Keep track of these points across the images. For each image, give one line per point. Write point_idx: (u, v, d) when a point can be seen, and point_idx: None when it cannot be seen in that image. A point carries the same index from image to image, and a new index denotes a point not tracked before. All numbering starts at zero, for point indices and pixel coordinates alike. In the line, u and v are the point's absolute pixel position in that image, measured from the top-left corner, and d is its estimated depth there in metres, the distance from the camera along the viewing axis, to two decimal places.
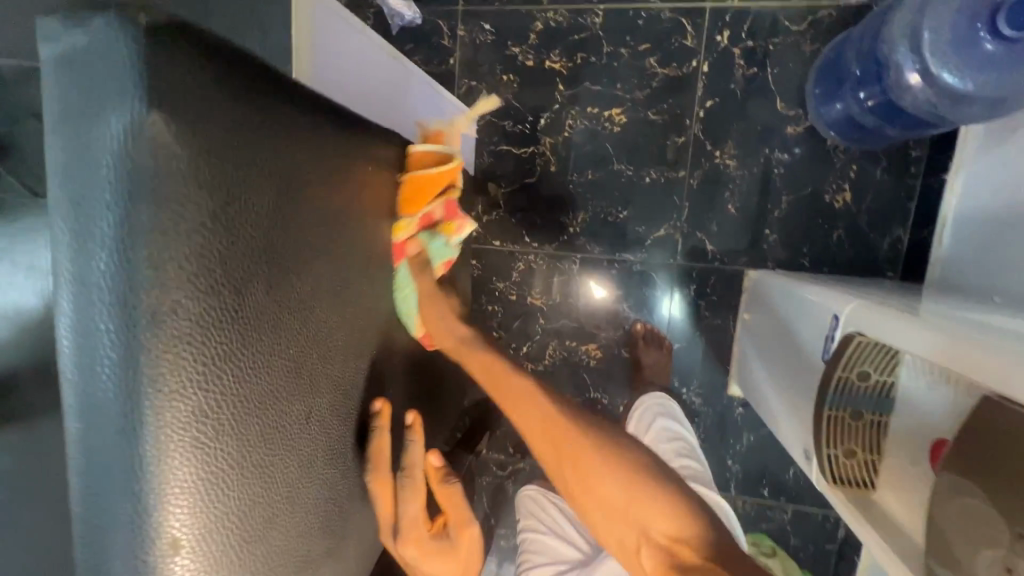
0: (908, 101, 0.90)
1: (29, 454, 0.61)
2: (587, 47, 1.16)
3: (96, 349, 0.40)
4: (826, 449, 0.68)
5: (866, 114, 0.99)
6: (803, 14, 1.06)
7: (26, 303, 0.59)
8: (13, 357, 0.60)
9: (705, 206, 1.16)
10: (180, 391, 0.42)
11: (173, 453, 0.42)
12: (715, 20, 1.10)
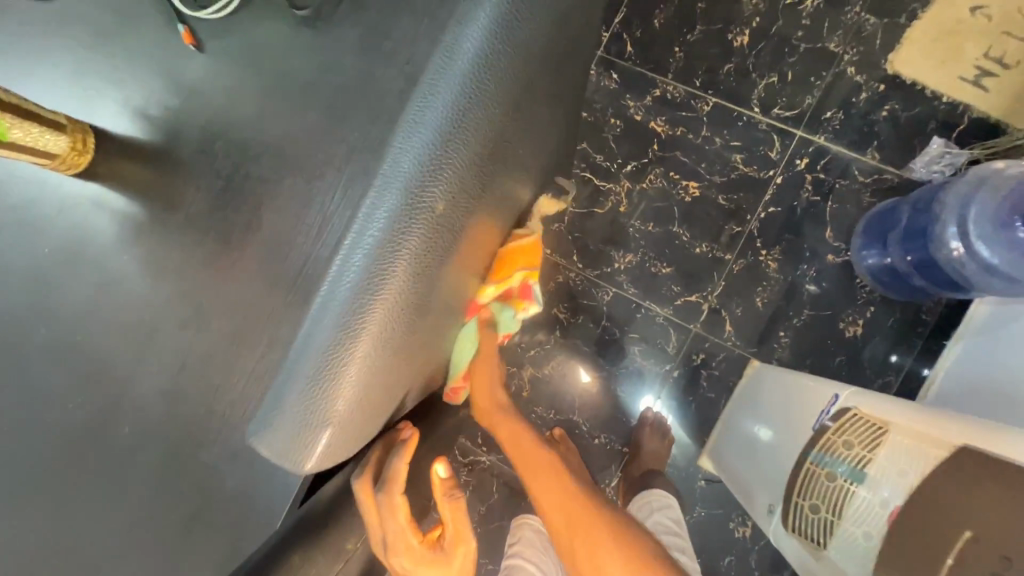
0: (948, 256, 1.07)
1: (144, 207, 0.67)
2: (690, 124, 1.33)
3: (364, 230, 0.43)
4: (796, 499, 0.78)
5: (904, 263, 1.15)
6: (871, 171, 1.25)
7: (203, 84, 0.67)
8: (175, 125, 0.68)
9: (737, 292, 1.29)
10: (409, 263, 0.44)
11: (376, 322, 0.43)
12: (801, 147, 1.28)
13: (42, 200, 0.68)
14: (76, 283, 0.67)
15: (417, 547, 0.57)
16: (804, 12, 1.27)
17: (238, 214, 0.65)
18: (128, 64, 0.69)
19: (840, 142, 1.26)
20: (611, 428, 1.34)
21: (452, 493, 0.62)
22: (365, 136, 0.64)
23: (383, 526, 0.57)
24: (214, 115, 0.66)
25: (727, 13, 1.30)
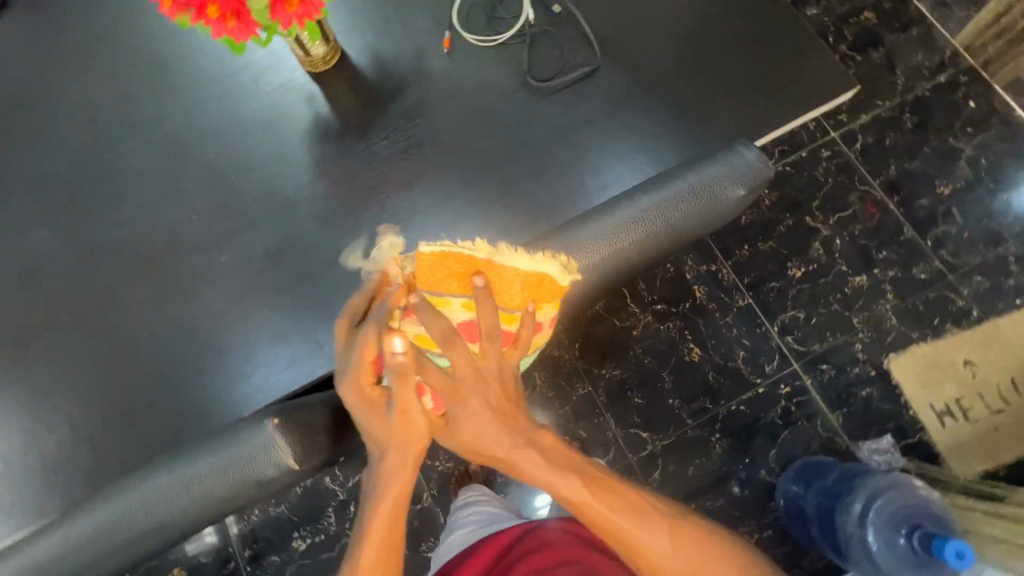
0: (843, 523, 1.26)
1: (350, 137, 1.03)
2: (721, 306, 1.54)
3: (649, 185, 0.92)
4: None
5: (810, 509, 1.33)
6: (830, 430, 1.44)
7: (441, 98, 1.04)
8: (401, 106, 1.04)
9: (678, 451, 1.46)
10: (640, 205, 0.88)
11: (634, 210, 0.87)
12: (790, 376, 1.48)
13: (294, 91, 1.07)
14: (287, 149, 1.04)
15: (374, 405, 0.74)
16: (849, 283, 1.53)
17: (398, 179, 1.01)
18: (402, 54, 1.06)
19: (820, 393, 1.47)
20: (516, 493, 1.46)
21: (395, 367, 0.69)
22: None
23: (349, 381, 0.74)
24: (430, 118, 1.03)
25: (795, 247, 1.56)
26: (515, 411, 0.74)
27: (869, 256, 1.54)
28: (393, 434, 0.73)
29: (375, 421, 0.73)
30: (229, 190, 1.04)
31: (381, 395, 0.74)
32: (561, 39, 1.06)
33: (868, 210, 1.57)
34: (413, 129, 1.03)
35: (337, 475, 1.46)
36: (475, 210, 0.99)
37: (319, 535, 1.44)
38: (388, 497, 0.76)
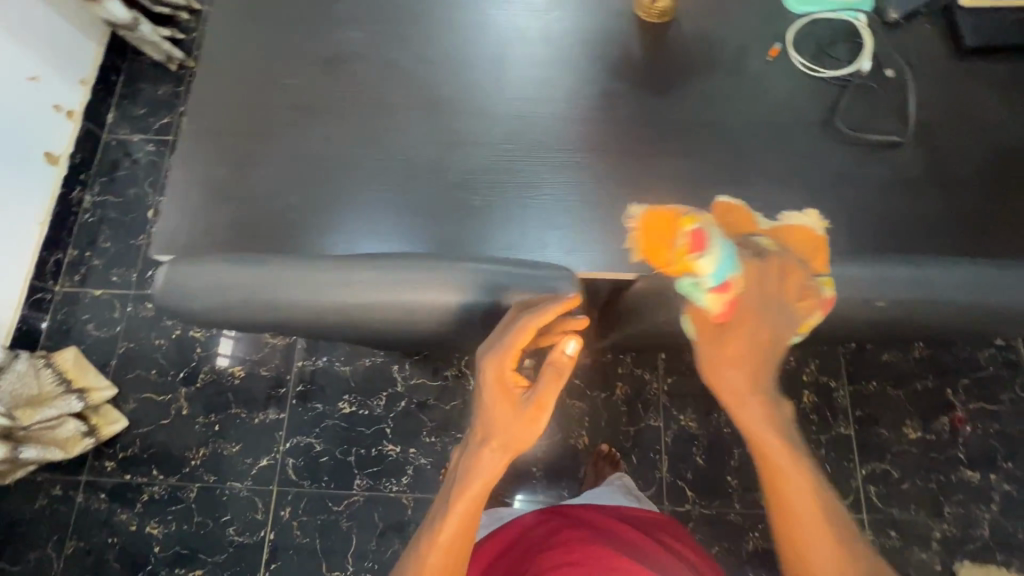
0: None
1: (632, 55, 0.92)
2: (820, 422, 1.49)
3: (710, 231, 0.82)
4: None
5: None
6: None
7: (750, 64, 0.90)
8: (703, 50, 0.92)
9: (711, 526, 1.42)
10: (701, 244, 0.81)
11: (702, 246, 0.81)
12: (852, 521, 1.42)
13: None
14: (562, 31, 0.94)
15: (506, 393, 0.69)
16: (958, 473, 1.45)
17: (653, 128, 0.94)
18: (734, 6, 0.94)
19: None
20: (546, 476, 1.46)
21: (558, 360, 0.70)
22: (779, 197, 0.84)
23: (499, 360, 0.67)
24: (726, 76, 0.90)
25: (922, 409, 1.49)
26: (739, 399, 0.73)
27: (991, 459, 1.45)
28: (515, 429, 0.69)
29: (504, 405, 0.68)
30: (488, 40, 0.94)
31: (519, 384, 0.69)
32: (907, 81, 0.91)
33: (1013, 415, 1.48)
34: (706, 72, 0.91)
35: (404, 368, 1.52)
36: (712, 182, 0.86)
37: (365, 409, 1.50)
38: (472, 486, 0.71)
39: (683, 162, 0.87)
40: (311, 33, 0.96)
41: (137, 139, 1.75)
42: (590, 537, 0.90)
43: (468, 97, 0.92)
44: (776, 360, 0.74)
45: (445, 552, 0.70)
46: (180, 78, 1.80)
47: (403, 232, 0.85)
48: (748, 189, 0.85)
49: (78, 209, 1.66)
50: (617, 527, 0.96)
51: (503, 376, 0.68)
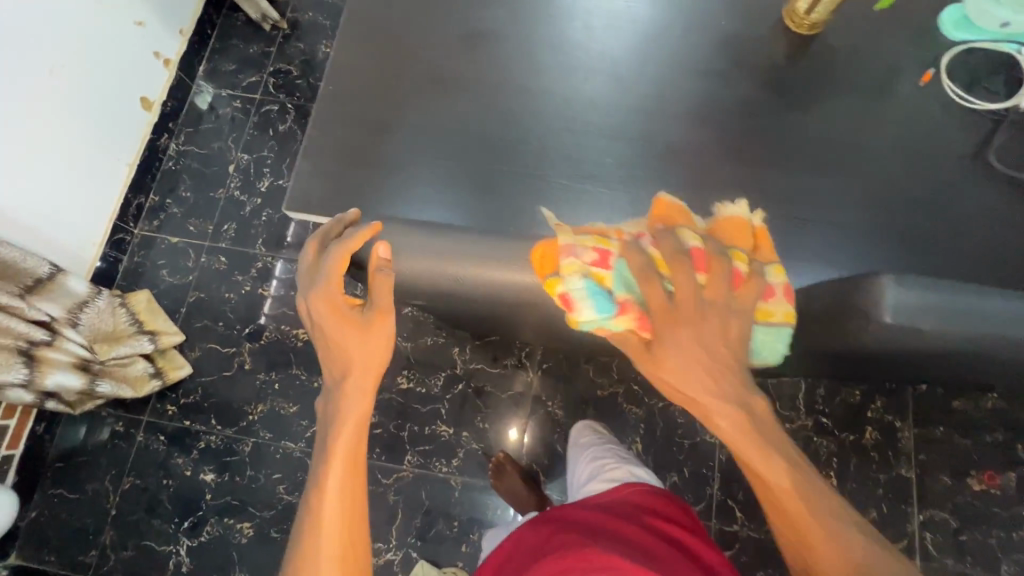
0: None
1: (774, 62, 0.89)
2: (881, 461, 1.46)
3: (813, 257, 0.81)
4: None
5: None
6: None
7: (897, 88, 0.88)
8: (850, 66, 0.89)
9: (759, 551, 1.39)
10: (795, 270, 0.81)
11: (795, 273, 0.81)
12: None
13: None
14: (703, 31, 0.92)
15: (341, 316, 0.72)
16: None
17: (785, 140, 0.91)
18: (885, 25, 0.91)
19: None
20: None
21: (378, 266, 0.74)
22: (918, 227, 0.81)
23: (323, 288, 0.72)
24: (871, 97, 0.87)
25: (990, 462, 1.44)
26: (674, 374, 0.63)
27: None
28: (357, 348, 0.72)
29: (343, 326, 0.72)
30: (627, 31, 0.92)
31: (352, 304, 0.74)
32: None
33: None
34: (851, 91, 0.88)
35: (465, 351, 1.52)
36: (850, 202, 0.83)
37: (422, 387, 1.51)
38: (345, 428, 0.72)
39: (820, 181, 0.84)
40: (446, 3, 0.94)
41: (225, 94, 1.77)
42: (587, 539, 0.77)
43: (603, 87, 0.89)
44: (743, 348, 0.65)
45: (342, 493, 0.69)
46: (271, 38, 1.82)
47: (476, 209, 0.84)
48: (886, 217, 0.82)
49: (163, 156, 1.69)
50: (620, 526, 0.82)
51: (336, 301, 0.72)
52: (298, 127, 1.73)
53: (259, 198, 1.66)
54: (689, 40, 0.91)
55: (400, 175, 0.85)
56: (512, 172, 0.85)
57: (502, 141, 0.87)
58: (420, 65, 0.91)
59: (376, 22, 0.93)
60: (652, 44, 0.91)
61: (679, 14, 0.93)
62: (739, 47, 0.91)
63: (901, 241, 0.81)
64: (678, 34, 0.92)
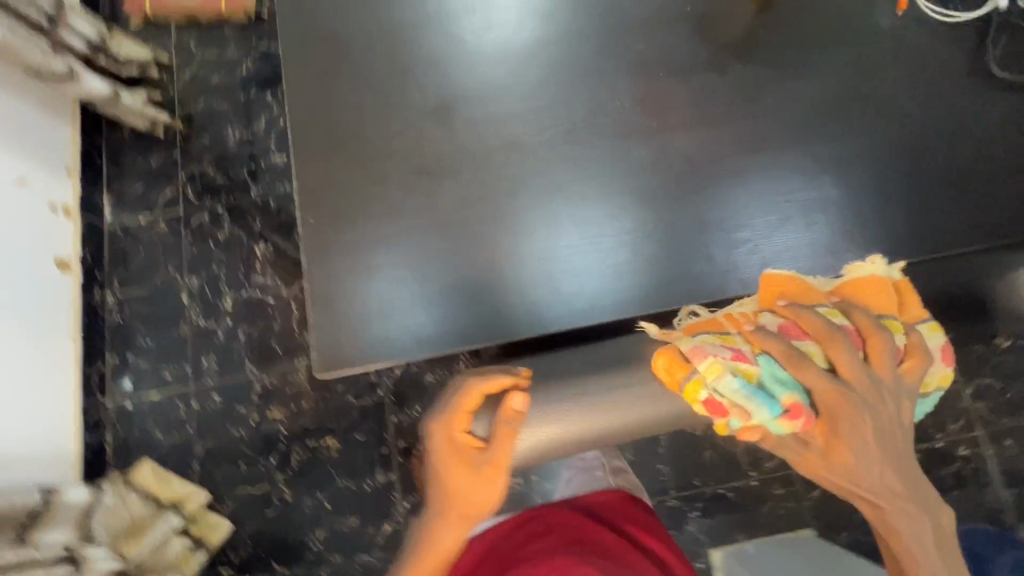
0: None
1: (748, 35, 0.85)
2: None
3: (821, 242, 0.79)
4: None
5: None
6: (998, 502, 1.41)
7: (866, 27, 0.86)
8: (817, 18, 0.86)
9: None
10: (806, 264, 0.79)
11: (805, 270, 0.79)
12: (972, 440, 1.44)
13: None
14: (669, 19, 0.85)
15: (459, 458, 0.68)
16: None
17: None
18: None
19: (996, 464, 1.43)
20: (677, 472, 1.42)
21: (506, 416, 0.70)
22: (928, 160, 0.82)
23: (443, 416, 0.71)
24: (846, 43, 0.85)
25: None
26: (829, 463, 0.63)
27: None
28: (457, 494, 0.68)
29: (459, 472, 0.68)
30: (594, 41, 0.83)
31: (474, 445, 0.70)
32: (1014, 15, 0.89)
33: None
34: (826, 42, 0.85)
35: None
36: (862, 156, 0.82)
37: None
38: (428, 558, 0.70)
39: (835, 145, 0.82)
40: (386, 70, 0.81)
41: (144, 220, 1.58)
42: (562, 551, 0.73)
43: (593, 116, 0.81)
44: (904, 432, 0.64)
45: None
46: (171, 143, 1.63)
47: (452, 299, 0.76)
48: (904, 164, 0.82)
49: (103, 312, 1.49)
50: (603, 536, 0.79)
51: (456, 440, 0.70)
52: (239, 229, 1.58)
53: (228, 319, 1.51)
54: (659, 32, 0.84)
55: (388, 289, 0.76)
56: (533, 244, 0.78)
57: (514, 216, 0.78)
58: (394, 158, 0.78)
59: (321, 121, 0.79)
60: (624, 49, 0.83)
61: (638, 7, 0.85)
62: (708, 27, 0.85)
63: (926, 183, 0.81)
64: (645, 28, 0.84)
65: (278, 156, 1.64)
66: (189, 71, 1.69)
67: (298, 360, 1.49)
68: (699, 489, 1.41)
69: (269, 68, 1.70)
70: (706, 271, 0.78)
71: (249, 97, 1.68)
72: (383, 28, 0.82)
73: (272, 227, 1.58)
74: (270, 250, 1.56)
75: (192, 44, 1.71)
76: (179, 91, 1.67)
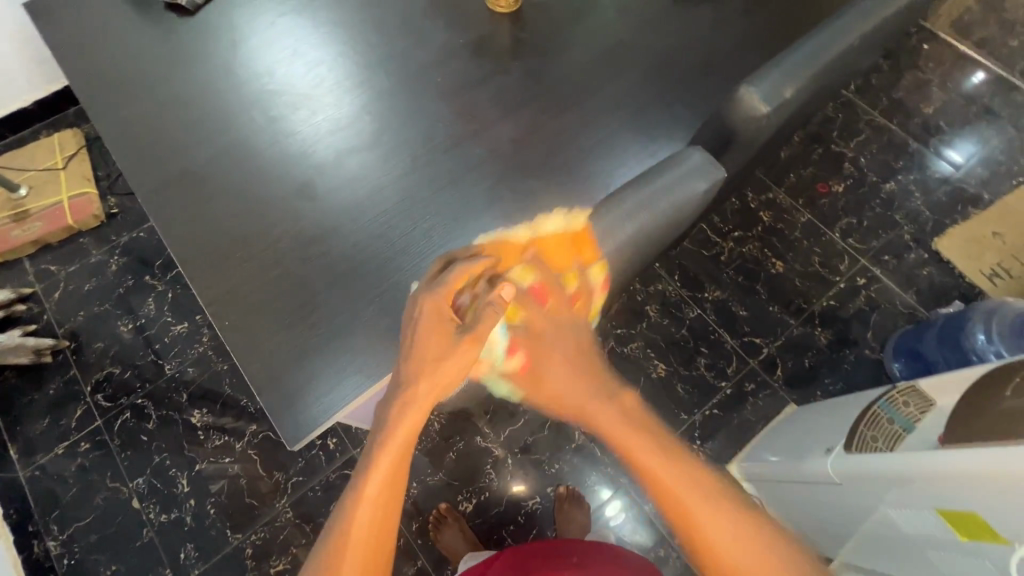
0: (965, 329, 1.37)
1: (511, 35, 1.03)
2: (787, 224, 1.75)
3: (637, 150, 0.94)
4: (863, 428, 1.03)
5: (930, 350, 1.45)
6: (909, 306, 1.63)
7: None
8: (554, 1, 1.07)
9: (791, 349, 1.60)
10: (633, 167, 0.93)
11: (632, 170, 0.93)
12: (862, 270, 1.69)
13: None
14: (444, 50, 1.02)
15: (438, 326, 0.71)
16: (884, 189, 1.78)
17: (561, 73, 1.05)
18: None
19: (890, 278, 1.67)
20: (663, 415, 1.53)
21: (494, 299, 0.71)
22: (686, 57, 1.01)
23: (433, 288, 0.71)
24: (583, 9, 1.06)
25: (831, 169, 1.81)
26: (574, 356, 0.76)
27: (892, 166, 1.81)
28: (452, 356, 0.71)
29: (439, 341, 0.70)
30: (397, 90, 0.98)
31: (452, 319, 0.72)
32: None
33: (877, 131, 1.86)
34: (570, 15, 1.05)
35: (488, 433, 1.52)
36: (636, 76, 0.99)
37: (483, 493, 1.47)
38: (393, 446, 0.69)
39: (622, 81, 0.99)
40: (233, 181, 0.91)
41: (61, 450, 1.49)
42: None
43: (428, 142, 0.95)
44: (595, 363, 0.77)
45: (377, 504, 0.68)
46: (63, 364, 1.59)
47: (371, 336, 0.82)
48: (680, 68, 1.00)
49: (51, 561, 1.38)
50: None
51: (443, 315, 0.71)
52: (166, 410, 1.53)
53: (190, 499, 1.44)
54: (442, 61, 1.01)
55: (312, 355, 0.80)
56: (431, 259, 0.88)
57: (412, 242, 0.89)
58: (281, 242, 0.87)
59: (205, 240, 0.87)
60: (420, 85, 0.99)
61: (416, 52, 1.02)
62: (477, 42, 1.03)
63: (702, 74, 0.99)
64: (429, 62, 1.01)
65: (178, 326, 1.64)
66: (58, 292, 1.68)
67: (278, 502, 1.44)
68: (688, 420, 1.53)
69: (137, 254, 1.73)
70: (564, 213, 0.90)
71: (128, 288, 1.69)
72: (226, 150, 0.94)
73: (198, 392, 1.55)
74: (206, 414, 1.53)
75: (52, 267, 1.71)
76: (53, 313, 1.65)
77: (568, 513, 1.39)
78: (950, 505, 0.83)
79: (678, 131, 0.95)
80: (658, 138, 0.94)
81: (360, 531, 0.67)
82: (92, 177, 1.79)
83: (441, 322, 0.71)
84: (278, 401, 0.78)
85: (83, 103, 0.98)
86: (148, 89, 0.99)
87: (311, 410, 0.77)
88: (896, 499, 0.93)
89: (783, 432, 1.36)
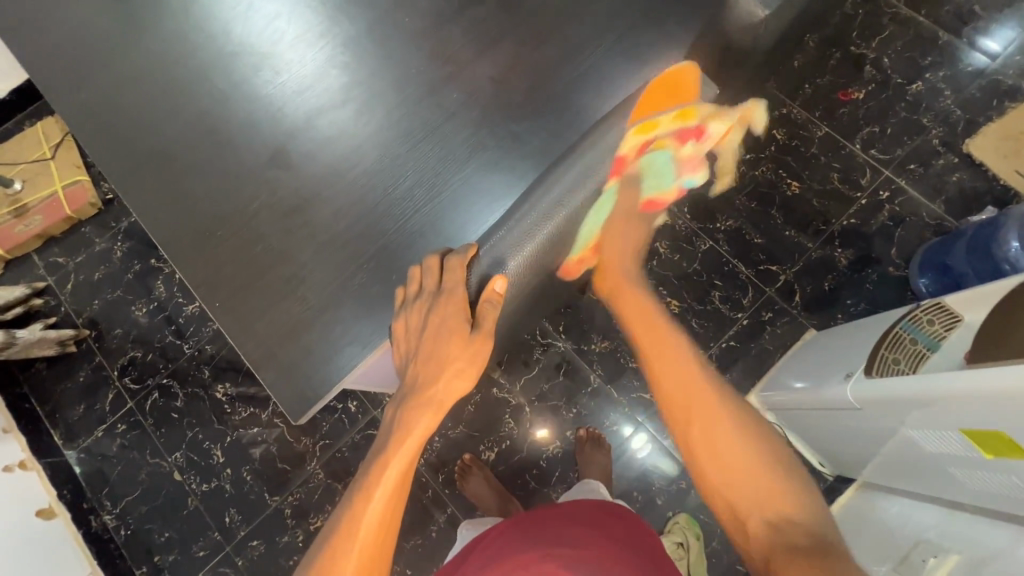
0: (994, 237, 1.29)
1: None
2: (803, 140, 1.63)
3: (624, 77, 0.86)
4: (883, 350, 0.97)
5: (958, 262, 1.37)
6: (936, 217, 1.54)
7: None
8: None
9: (808, 274, 1.54)
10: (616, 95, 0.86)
11: (615, 98, 0.86)
12: (885, 182, 1.58)
13: None
14: None
15: (451, 328, 0.70)
16: (910, 91, 1.63)
17: None
18: None
19: (915, 189, 1.57)
20: None
21: (492, 295, 0.70)
22: None
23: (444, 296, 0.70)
24: None
25: (851, 75, 1.66)
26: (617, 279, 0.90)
27: (919, 63, 1.65)
28: (462, 366, 0.70)
29: (453, 350, 0.70)
30: (361, 38, 0.91)
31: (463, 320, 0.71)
32: None
33: (903, 26, 1.68)
34: None
35: (504, 384, 1.53)
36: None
37: (504, 442, 1.50)
38: (412, 439, 0.70)
39: None
40: (203, 156, 0.87)
41: (101, 432, 1.56)
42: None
43: (402, 91, 0.88)
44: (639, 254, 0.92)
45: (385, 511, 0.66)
46: (87, 352, 1.63)
47: (361, 304, 0.80)
48: None
49: (110, 534, 1.49)
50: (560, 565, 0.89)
51: (454, 322, 0.70)
52: (191, 387, 1.58)
53: (226, 469, 1.51)
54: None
55: (307, 329, 0.79)
56: (416, 217, 0.84)
57: (394, 201, 0.85)
58: (260, 216, 0.84)
59: (183, 223, 0.84)
60: (384, 29, 0.91)
61: None
62: None
63: None
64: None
65: (190, 306, 1.65)
66: (70, 283, 1.71)
67: (309, 465, 1.50)
68: (705, 354, 1.51)
69: (139, 238, 1.73)
70: (548, 155, 0.85)
71: (137, 273, 1.70)
72: (193, 125, 0.89)
73: (219, 367, 1.59)
74: (230, 388, 1.57)
75: (60, 259, 1.73)
76: (69, 304, 1.68)
77: (588, 455, 1.40)
78: (977, 425, 0.80)
79: (668, 52, 0.86)
80: (644, 61, 0.86)
81: (375, 524, 0.65)
82: (82, 164, 1.76)
83: (455, 329, 0.70)
84: (276, 376, 0.78)
85: (41, 89, 0.93)
86: (104, 64, 0.94)
87: (310, 383, 0.77)
88: (919, 424, 0.90)
89: (805, 358, 1.31)
